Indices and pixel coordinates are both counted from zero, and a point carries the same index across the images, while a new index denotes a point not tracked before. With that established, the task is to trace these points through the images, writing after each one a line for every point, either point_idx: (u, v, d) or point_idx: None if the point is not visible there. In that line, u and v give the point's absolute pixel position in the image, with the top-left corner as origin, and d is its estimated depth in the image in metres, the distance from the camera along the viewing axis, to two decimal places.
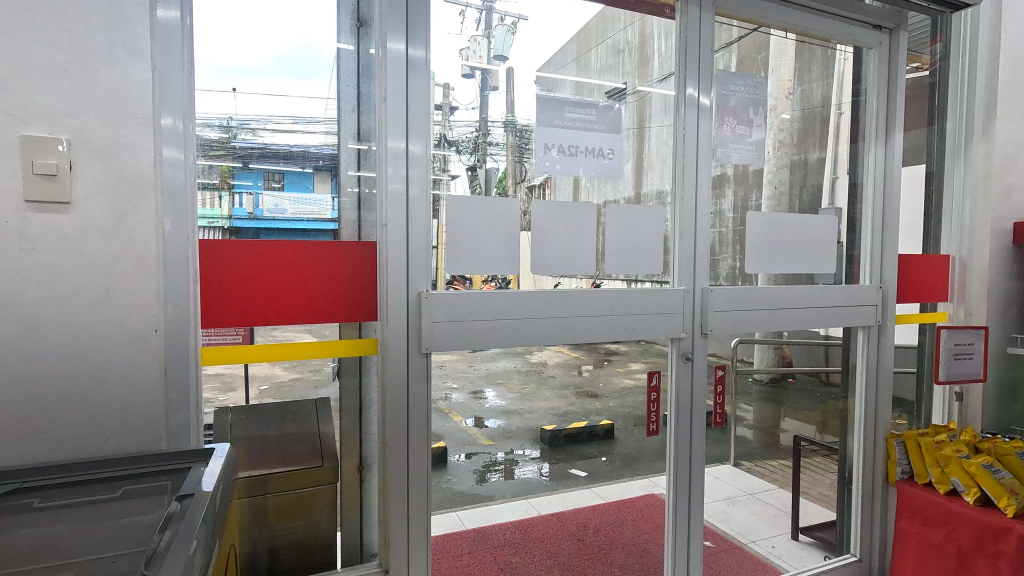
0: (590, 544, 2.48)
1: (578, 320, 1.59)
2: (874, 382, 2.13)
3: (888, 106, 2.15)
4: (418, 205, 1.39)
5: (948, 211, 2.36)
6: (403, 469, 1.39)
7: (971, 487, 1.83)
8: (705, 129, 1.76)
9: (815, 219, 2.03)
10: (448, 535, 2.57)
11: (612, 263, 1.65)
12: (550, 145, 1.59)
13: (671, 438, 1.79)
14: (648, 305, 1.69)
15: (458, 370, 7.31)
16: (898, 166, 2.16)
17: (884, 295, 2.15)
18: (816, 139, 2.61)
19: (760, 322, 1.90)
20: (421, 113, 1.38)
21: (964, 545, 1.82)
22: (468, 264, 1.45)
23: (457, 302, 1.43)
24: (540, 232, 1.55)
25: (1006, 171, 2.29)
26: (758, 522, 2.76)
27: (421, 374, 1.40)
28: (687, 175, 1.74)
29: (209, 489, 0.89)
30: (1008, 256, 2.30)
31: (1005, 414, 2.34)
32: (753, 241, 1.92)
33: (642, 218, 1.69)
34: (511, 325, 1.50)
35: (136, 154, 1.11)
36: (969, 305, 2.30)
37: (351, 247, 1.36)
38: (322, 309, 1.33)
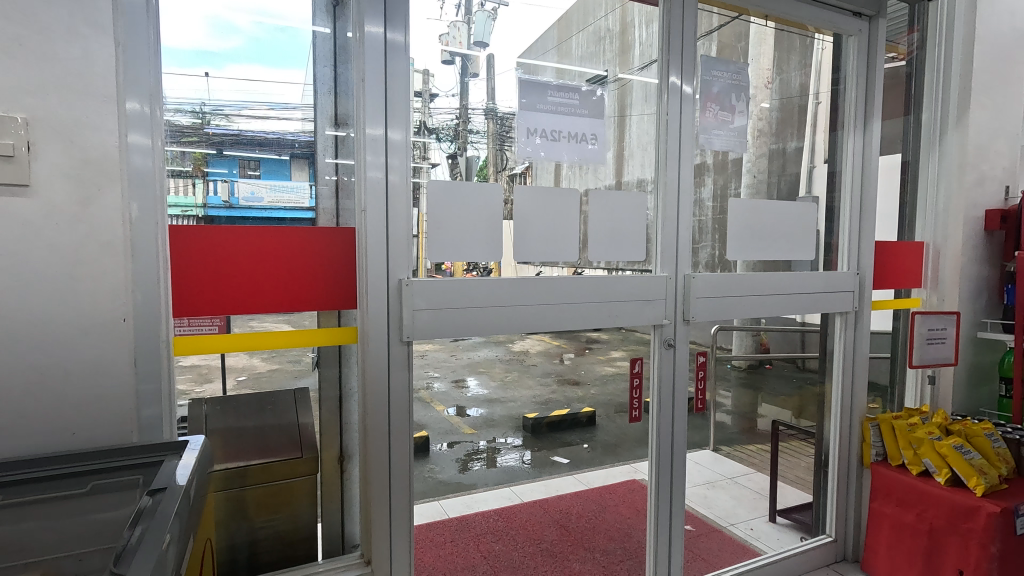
0: (573, 530, 2.50)
1: (561, 307, 1.58)
2: (850, 367, 2.17)
3: (867, 94, 2.17)
4: (398, 190, 1.35)
5: (922, 198, 2.40)
6: (385, 459, 1.37)
7: (943, 468, 1.89)
8: (687, 116, 1.75)
9: (795, 206, 2.04)
10: (430, 524, 2.56)
11: (596, 250, 1.64)
12: (532, 131, 1.56)
13: (653, 424, 1.80)
14: (630, 292, 1.69)
15: (440, 360, 7.28)
16: (876, 155, 2.19)
17: (861, 282, 2.19)
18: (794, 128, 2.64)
19: (741, 309, 1.91)
20: (401, 99, 1.35)
21: (936, 524, 1.87)
22: (451, 252, 1.43)
23: (439, 290, 1.40)
24: (523, 219, 1.53)
25: (979, 159, 2.33)
26: (737, 506, 2.81)
27: (403, 363, 1.38)
28: (670, 161, 1.74)
29: (183, 482, 0.86)
30: (979, 243, 2.35)
31: (975, 396, 2.41)
32: (734, 228, 1.93)
33: (625, 204, 1.68)
34: (494, 313, 1.49)
35: (100, 134, 1.06)
36: (942, 292, 2.35)
37: (329, 234, 1.32)
38: (300, 296, 1.30)
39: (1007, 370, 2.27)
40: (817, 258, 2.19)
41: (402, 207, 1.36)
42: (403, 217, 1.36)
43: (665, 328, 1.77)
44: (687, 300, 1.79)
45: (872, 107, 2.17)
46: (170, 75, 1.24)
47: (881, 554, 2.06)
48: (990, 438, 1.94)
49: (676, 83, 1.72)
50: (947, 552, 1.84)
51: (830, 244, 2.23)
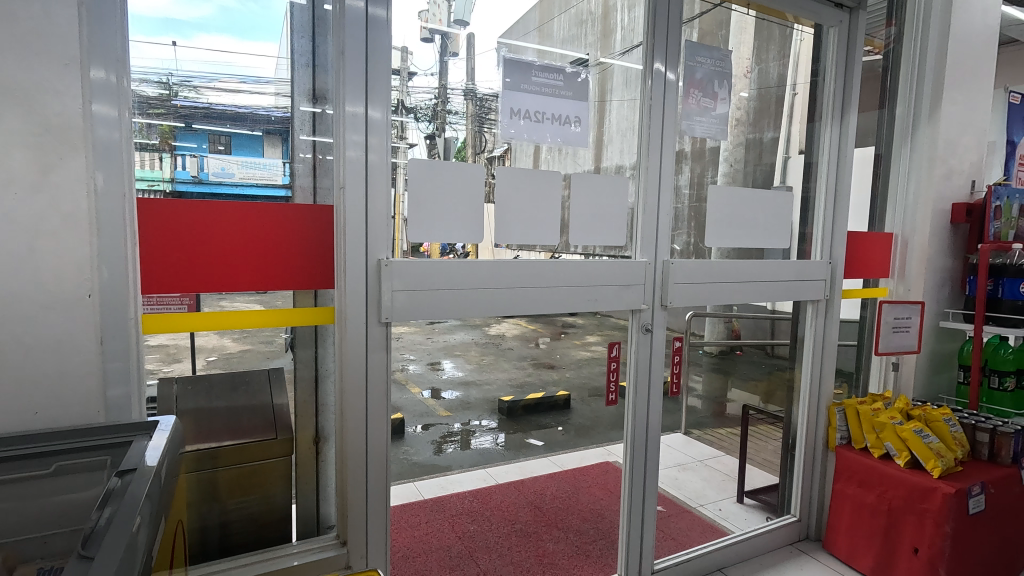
0: (547, 511, 2.53)
1: (541, 290, 1.58)
2: (819, 354, 2.23)
3: (845, 86, 2.20)
4: (377, 167, 1.32)
5: (893, 191, 2.46)
6: (362, 441, 1.36)
7: (902, 450, 1.97)
8: (670, 102, 1.75)
9: (772, 195, 2.07)
10: (405, 505, 2.57)
11: (577, 234, 1.64)
12: (516, 111, 1.53)
13: (629, 407, 1.82)
14: (610, 276, 1.70)
15: (415, 342, 7.24)
16: (851, 147, 2.22)
17: (833, 271, 2.23)
18: (771, 118, 2.69)
19: (716, 295, 1.94)
20: (382, 78, 1.31)
21: (895, 504, 1.95)
22: (430, 232, 1.41)
23: (419, 271, 1.39)
24: (504, 201, 1.51)
25: (948, 154, 2.39)
26: (706, 487, 2.88)
27: (381, 345, 1.36)
28: (652, 146, 1.74)
29: (153, 463, 0.83)
30: (945, 235, 2.42)
31: (934, 383, 2.50)
32: (713, 215, 1.94)
33: (607, 189, 1.68)
34: (472, 295, 1.48)
35: (62, 99, 1.00)
36: (908, 282, 2.42)
37: (305, 211, 1.29)
38: (274, 274, 1.26)
39: (966, 358, 2.36)
40: (791, 247, 2.23)
41: (382, 185, 1.33)
42: (382, 195, 1.33)
43: (643, 314, 1.79)
44: (665, 286, 1.80)
45: (850, 100, 2.21)
46: (138, 42, 1.17)
47: (841, 533, 2.14)
48: (948, 423, 2.02)
49: (660, 69, 1.72)
50: (904, 531, 1.93)
51: (805, 233, 2.27)
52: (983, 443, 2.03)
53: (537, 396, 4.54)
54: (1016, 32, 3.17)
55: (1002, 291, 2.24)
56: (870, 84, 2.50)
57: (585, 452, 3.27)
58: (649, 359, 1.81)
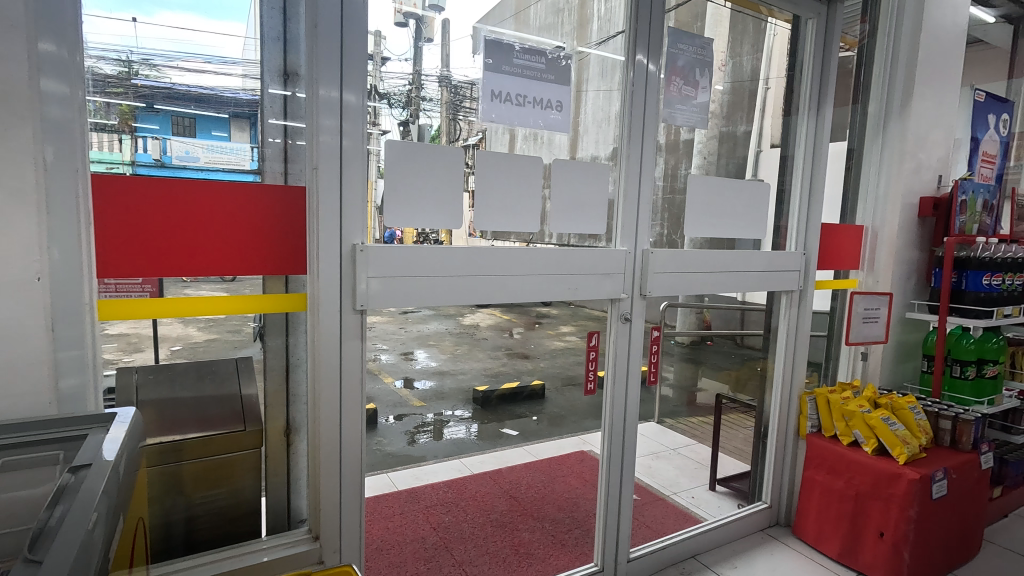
0: (522, 500, 2.52)
1: (520, 278, 1.55)
2: (792, 344, 2.26)
3: (821, 81, 2.22)
4: (350, 147, 1.26)
5: (864, 185, 2.50)
6: (335, 432, 1.31)
7: (870, 438, 2.02)
8: (651, 89, 1.72)
9: (750, 185, 2.08)
10: (379, 497, 2.53)
11: (557, 222, 1.61)
12: (496, 93, 1.49)
13: (607, 397, 1.81)
14: (590, 265, 1.67)
15: (388, 332, 7.14)
16: (827, 139, 2.24)
17: (806, 262, 2.26)
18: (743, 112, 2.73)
19: (694, 285, 1.94)
20: (356, 58, 1.25)
21: (862, 490, 2.00)
22: (404, 217, 1.36)
23: (395, 257, 1.34)
24: (483, 187, 1.47)
25: (917, 148, 2.44)
26: (679, 475, 2.92)
27: (356, 333, 1.31)
28: (632, 134, 1.71)
29: (110, 459, 0.77)
30: (913, 228, 2.48)
31: (899, 372, 2.57)
32: (691, 204, 1.94)
33: (587, 176, 1.65)
34: (449, 282, 1.44)
35: (6, 66, 0.93)
36: (877, 274, 2.48)
37: (277, 192, 1.22)
38: (244, 258, 1.20)
39: (930, 347, 2.43)
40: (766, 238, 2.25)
41: (356, 166, 1.27)
42: (357, 177, 1.27)
43: (622, 303, 1.78)
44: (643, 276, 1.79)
45: (826, 95, 2.22)
46: (93, 17, 1.12)
47: (809, 518, 2.19)
48: (913, 411, 2.08)
49: (642, 56, 1.69)
50: (870, 516, 1.98)
51: (780, 224, 2.30)
52: (945, 430, 2.09)
53: (511, 386, 4.53)
54: (979, 32, 3.26)
55: (966, 283, 2.28)
56: (843, 80, 2.53)
57: (560, 442, 3.27)
58: (628, 349, 1.80)
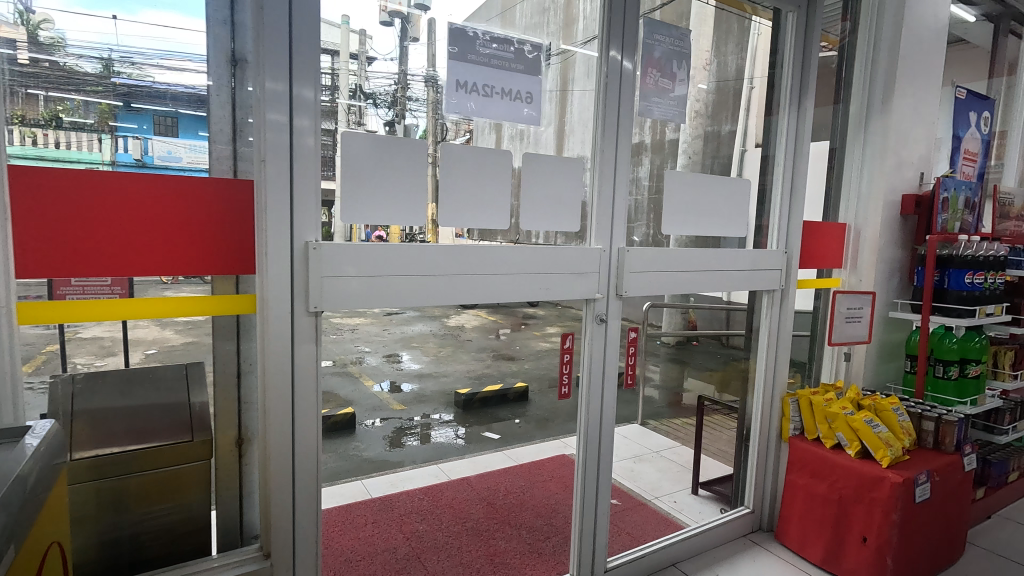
0: (500, 507, 2.45)
1: (491, 278, 1.46)
2: (774, 345, 2.21)
3: (802, 77, 2.16)
4: (302, 139, 1.17)
5: (846, 183, 2.46)
6: (287, 442, 1.23)
7: (853, 441, 1.98)
8: (626, 83, 1.66)
9: (729, 181, 2.02)
10: (351, 505, 2.44)
11: (529, 218, 1.53)
12: (461, 83, 1.39)
13: (583, 400, 1.74)
14: (564, 264, 1.60)
15: (372, 333, 7.04)
16: (808, 136, 2.19)
17: (788, 261, 2.21)
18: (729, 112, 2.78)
19: (673, 284, 1.88)
20: (307, 44, 1.16)
21: (845, 494, 1.95)
22: (364, 214, 1.25)
23: (352, 254, 1.24)
24: (449, 178, 1.37)
25: (900, 145, 2.40)
26: (662, 479, 2.86)
27: (310, 336, 1.23)
28: (607, 129, 1.64)
29: (10, 475, 0.69)
30: (896, 226, 2.44)
31: (883, 372, 2.53)
32: (669, 201, 1.87)
33: (560, 171, 1.58)
34: (414, 284, 1.33)
35: None
36: (860, 273, 2.44)
37: (219, 186, 1.14)
38: (186, 256, 1.12)
39: (914, 347, 2.39)
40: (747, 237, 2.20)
41: (309, 159, 1.19)
42: (309, 170, 1.19)
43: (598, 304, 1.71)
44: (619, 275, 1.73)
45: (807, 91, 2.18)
46: (75, 14, 1.15)
47: (793, 523, 2.13)
48: (896, 412, 2.04)
49: (617, 50, 1.63)
50: (853, 520, 1.93)
51: (762, 221, 2.25)
52: (928, 432, 2.05)
53: (494, 389, 4.45)
54: (960, 30, 3.24)
55: (948, 282, 2.26)
56: (824, 80, 2.49)
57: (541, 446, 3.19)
58: (605, 351, 1.73)
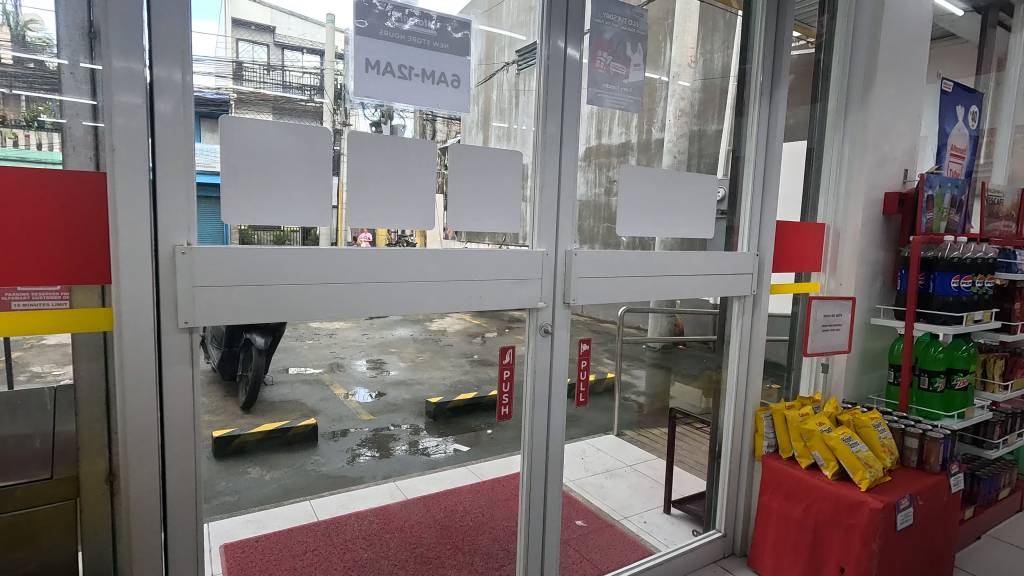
0: (454, 531, 2.27)
1: (410, 285, 1.28)
2: (746, 355, 2.05)
3: (775, 66, 2.00)
4: (167, 126, 1.00)
5: (824, 181, 2.30)
6: (155, 482, 1.05)
7: (831, 461, 1.81)
8: (571, 72, 1.49)
9: (694, 177, 1.86)
10: (293, 530, 2.26)
11: (455, 217, 1.34)
12: (372, 62, 1.21)
13: (526, 421, 1.57)
14: (500, 269, 1.42)
15: (350, 338, 6.84)
16: (781, 130, 2.03)
17: (760, 264, 2.04)
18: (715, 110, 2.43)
19: (631, 291, 1.70)
20: (170, 17, 0.98)
21: (821, 519, 1.78)
22: (247, 212, 1.08)
23: (232, 260, 1.06)
24: (356, 171, 1.19)
25: (881, 140, 2.24)
26: (633, 496, 2.69)
27: (183, 357, 1.05)
28: (550, 122, 1.47)
29: None
30: (878, 226, 2.28)
31: (865, 382, 2.36)
32: (626, 199, 1.71)
33: (496, 166, 1.39)
34: (312, 292, 1.16)
35: None
36: (839, 277, 2.27)
37: (61, 178, 0.95)
38: (15, 261, 0.92)
39: (897, 356, 2.23)
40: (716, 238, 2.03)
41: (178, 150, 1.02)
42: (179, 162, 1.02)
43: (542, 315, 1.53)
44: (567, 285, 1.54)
45: (783, 82, 2.00)
46: None
47: (766, 549, 1.96)
48: (877, 428, 1.88)
49: (560, 37, 1.45)
50: (830, 549, 1.76)
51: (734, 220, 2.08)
52: (911, 450, 1.89)
53: (467, 397, 4.26)
54: (947, 24, 3.08)
55: (933, 286, 2.10)
56: (802, 76, 2.33)
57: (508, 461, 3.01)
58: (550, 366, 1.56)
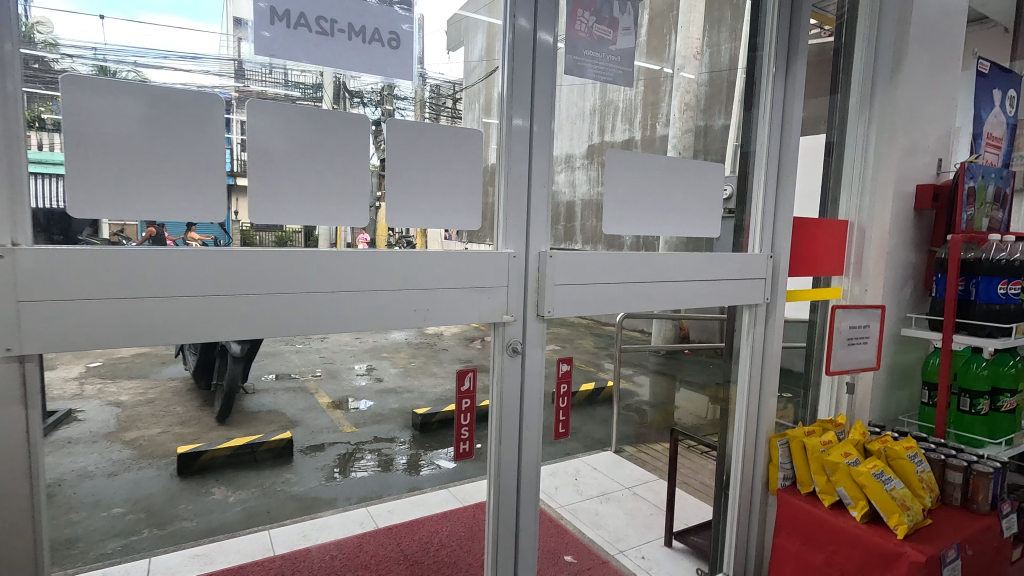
0: (425, 568, 2.01)
1: (331, 300, 1.03)
2: (758, 372, 1.77)
3: (791, 44, 1.72)
4: (96, 114, 0.83)
5: (847, 173, 2.02)
6: None
7: (860, 500, 1.53)
8: (542, 57, 1.24)
9: (696, 164, 1.58)
10: (244, 566, 2.01)
11: (393, 212, 1.09)
12: (280, 14, 0.96)
13: (493, 454, 1.32)
14: (455, 276, 1.17)
15: (341, 342, 6.59)
16: (799, 111, 1.74)
17: (775, 267, 1.76)
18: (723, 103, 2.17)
19: (623, 301, 1.43)
20: None
21: (848, 569, 1.51)
22: (94, 203, 0.85)
23: (77, 269, 0.83)
24: (259, 151, 0.95)
25: (914, 124, 1.96)
26: (630, 525, 2.41)
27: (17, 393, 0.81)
28: (516, 115, 1.22)
29: None
30: (909, 223, 1.99)
31: (895, 401, 2.08)
32: (616, 191, 1.43)
33: (444, 155, 1.14)
34: (193, 308, 0.92)
35: None
36: (865, 282, 1.98)
37: None
38: None
39: (931, 373, 1.95)
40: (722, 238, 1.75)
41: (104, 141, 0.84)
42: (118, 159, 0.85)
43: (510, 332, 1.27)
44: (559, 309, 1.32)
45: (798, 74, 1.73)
46: None
47: None
48: (913, 460, 1.59)
49: (527, 15, 1.21)
50: None
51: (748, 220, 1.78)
52: (954, 485, 1.61)
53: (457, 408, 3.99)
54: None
55: (976, 293, 1.82)
56: (820, 68, 2.07)
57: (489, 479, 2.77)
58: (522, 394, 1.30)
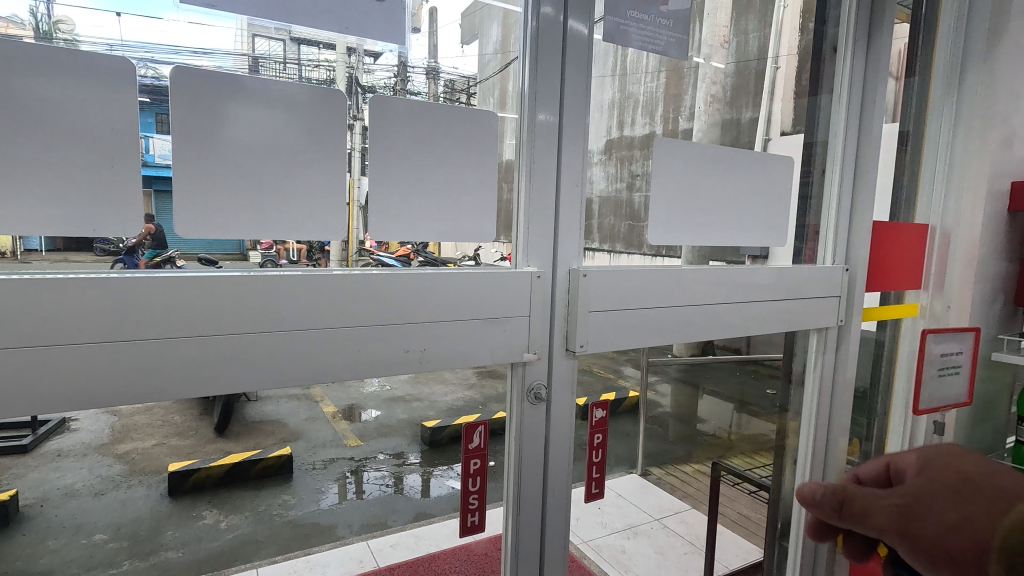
0: None
1: (293, 341, 0.78)
2: (827, 402, 1.49)
3: (871, 19, 1.44)
4: (28, 101, 0.63)
5: (927, 170, 1.71)
6: None
7: None
8: (572, 41, 0.99)
9: (756, 160, 1.30)
10: None
11: (379, 223, 0.85)
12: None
13: (512, 521, 1.06)
14: (465, 301, 0.91)
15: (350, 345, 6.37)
16: (877, 93, 1.46)
17: (850, 282, 1.48)
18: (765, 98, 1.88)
19: (674, 328, 1.16)
20: None
21: None
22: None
23: None
24: (228, 151, 0.73)
25: (1011, 110, 1.66)
26: (663, 568, 2.13)
27: None
28: (541, 111, 0.97)
29: None
30: (1001, 227, 1.69)
31: (978, 435, 1.78)
32: (667, 194, 1.17)
33: (445, 148, 0.89)
34: (97, 361, 0.67)
35: None
36: (948, 297, 1.67)
37: None
38: None
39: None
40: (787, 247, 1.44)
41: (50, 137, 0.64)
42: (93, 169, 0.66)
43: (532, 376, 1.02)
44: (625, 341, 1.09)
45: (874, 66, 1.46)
46: None
47: None
48: None
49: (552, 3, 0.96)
50: None
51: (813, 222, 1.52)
52: None
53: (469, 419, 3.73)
54: None
55: None
56: None
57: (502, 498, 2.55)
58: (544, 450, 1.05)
